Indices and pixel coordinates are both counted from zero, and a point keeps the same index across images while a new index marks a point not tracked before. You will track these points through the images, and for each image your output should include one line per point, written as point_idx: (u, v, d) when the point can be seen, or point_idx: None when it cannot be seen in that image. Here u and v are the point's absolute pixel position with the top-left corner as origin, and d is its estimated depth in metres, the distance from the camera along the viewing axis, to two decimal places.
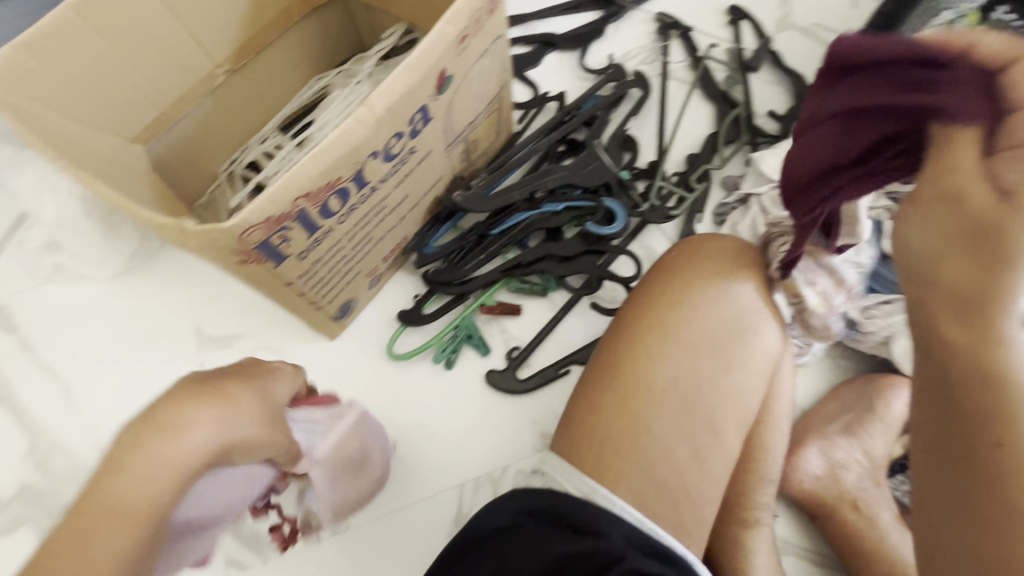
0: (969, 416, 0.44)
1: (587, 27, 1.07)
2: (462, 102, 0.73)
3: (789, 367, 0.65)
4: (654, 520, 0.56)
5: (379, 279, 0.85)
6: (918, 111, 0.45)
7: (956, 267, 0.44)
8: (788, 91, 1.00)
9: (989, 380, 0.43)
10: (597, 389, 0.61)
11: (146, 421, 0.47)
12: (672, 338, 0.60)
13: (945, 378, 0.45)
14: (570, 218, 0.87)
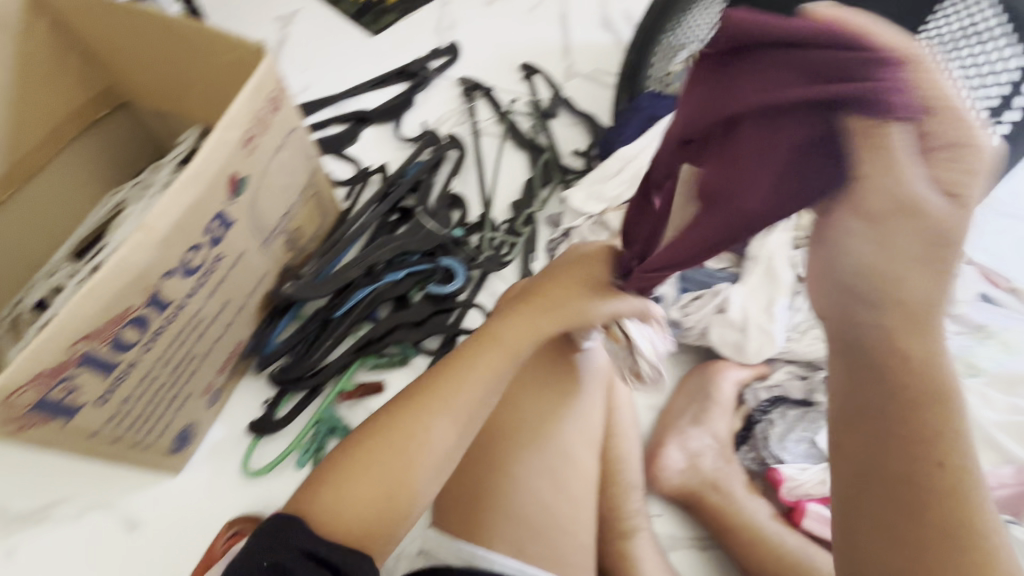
0: (899, 433, 0.42)
1: (397, 100, 1.13)
2: (266, 197, 0.72)
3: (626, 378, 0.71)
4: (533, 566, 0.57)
5: (220, 393, 0.79)
6: (727, 121, 0.45)
7: (915, 277, 0.40)
8: (585, 130, 1.13)
9: (917, 403, 0.42)
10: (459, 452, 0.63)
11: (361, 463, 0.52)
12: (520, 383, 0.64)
13: (890, 405, 0.42)
14: (413, 284, 0.88)
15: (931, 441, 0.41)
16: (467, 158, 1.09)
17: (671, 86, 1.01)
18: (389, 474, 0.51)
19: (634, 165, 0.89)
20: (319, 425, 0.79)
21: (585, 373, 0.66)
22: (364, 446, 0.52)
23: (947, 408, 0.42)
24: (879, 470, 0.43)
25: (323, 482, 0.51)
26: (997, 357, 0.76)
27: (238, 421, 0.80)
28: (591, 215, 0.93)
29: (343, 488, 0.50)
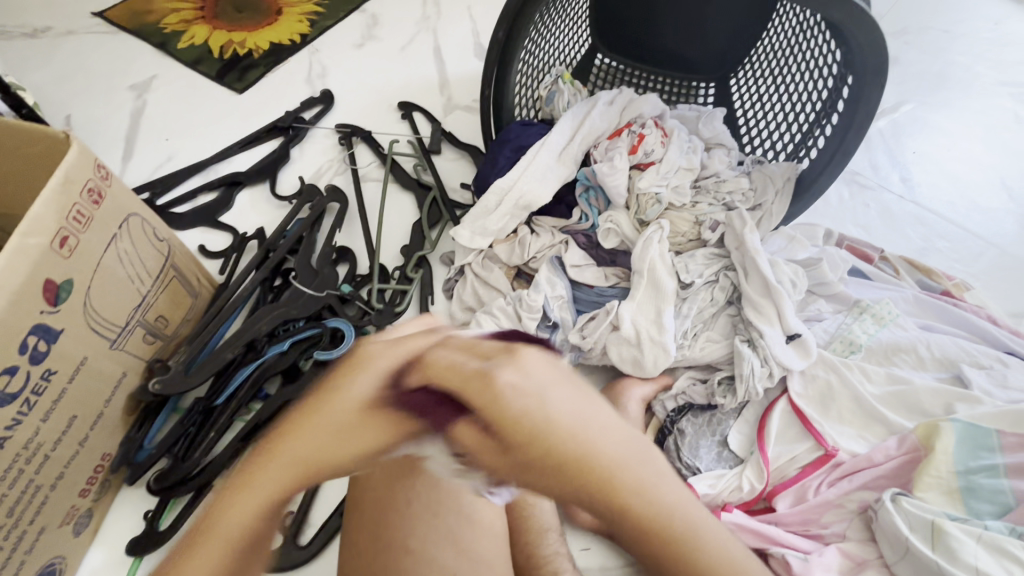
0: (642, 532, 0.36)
1: (270, 157, 1.08)
2: (106, 293, 0.66)
3: None
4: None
5: (90, 517, 0.70)
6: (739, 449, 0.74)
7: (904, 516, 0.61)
8: (470, 162, 1.12)
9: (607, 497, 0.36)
10: (353, 533, 0.59)
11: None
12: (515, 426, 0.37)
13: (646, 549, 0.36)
14: (299, 353, 0.82)
15: (676, 534, 0.36)
16: (351, 207, 1.05)
17: (541, 110, 1.02)
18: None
19: (513, 194, 0.88)
20: None
21: None
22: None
23: (697, 544, 0.36)
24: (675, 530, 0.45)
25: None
26: (872, 329, 0.79)
27: (117, 542, 0.72)
28: (480, 250, 0.90)
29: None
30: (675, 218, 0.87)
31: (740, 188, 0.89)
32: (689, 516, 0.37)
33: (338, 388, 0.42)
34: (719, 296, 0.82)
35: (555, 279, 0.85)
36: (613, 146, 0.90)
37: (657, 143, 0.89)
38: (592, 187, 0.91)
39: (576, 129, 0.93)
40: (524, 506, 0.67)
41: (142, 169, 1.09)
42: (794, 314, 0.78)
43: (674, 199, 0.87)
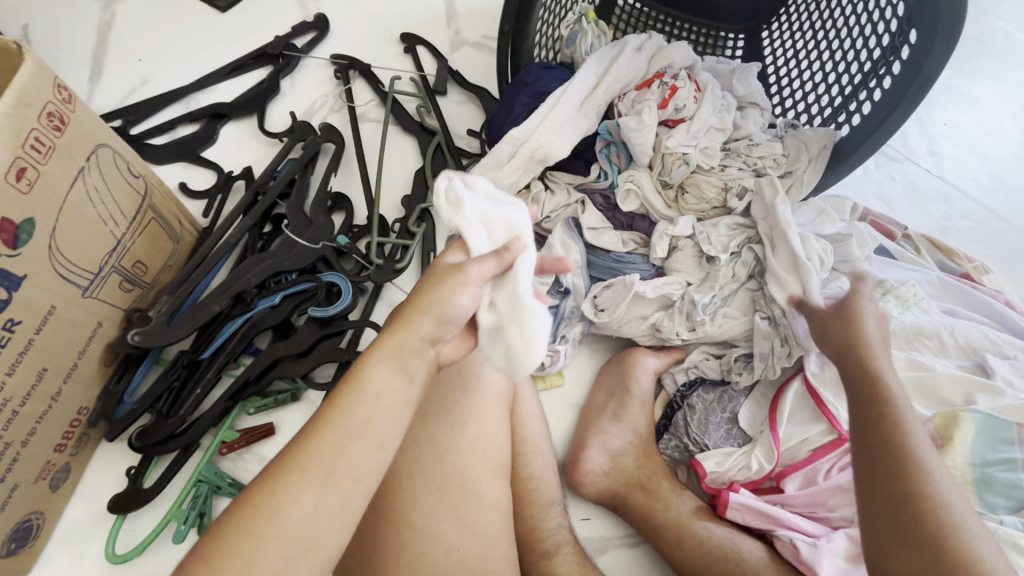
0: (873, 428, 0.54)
1: (257, 89, 0.97)
2: (76, 235, 0.59)
3: (527, 384, 0.68)
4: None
5: (69, 471, 0.66)
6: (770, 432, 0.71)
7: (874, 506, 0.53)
8: (478, 107, 1.03)
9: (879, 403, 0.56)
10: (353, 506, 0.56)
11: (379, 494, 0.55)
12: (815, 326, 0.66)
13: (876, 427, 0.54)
14: (292, 307, 0.77)
15: (890, 441, 0.52)
16: (348, 150, 0.96)
17: (561, 52, 0.92)
18: (321, 488, 0.41)
19: (529, 146, 0.81)
20: (194, 488, 0.68)
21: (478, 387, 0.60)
22: (288, 455, 0.42)
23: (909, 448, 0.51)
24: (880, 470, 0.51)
25: (223, 542, 0.38)
26: (895, 312, 0.76)
27: (100, 496, 0.68)
28: None
29: (363, 400, 0.44)
30: (702, 182, 0.81)
31: (772, 153, 0.83)
32: (913, 439, 0.52)
33: None
34: (741, 272, 0.77)
35: (569, 241, 0.79)
36: (641, 99, 0.82)
37: (689, 98, 0.82)
38: (613, 143, 0.84)
39: (601, 78, 0.84)
40: (528, 479, 0.64)
41: (113, 93, 0.98)
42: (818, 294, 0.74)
43: (702, 161, 0.81)
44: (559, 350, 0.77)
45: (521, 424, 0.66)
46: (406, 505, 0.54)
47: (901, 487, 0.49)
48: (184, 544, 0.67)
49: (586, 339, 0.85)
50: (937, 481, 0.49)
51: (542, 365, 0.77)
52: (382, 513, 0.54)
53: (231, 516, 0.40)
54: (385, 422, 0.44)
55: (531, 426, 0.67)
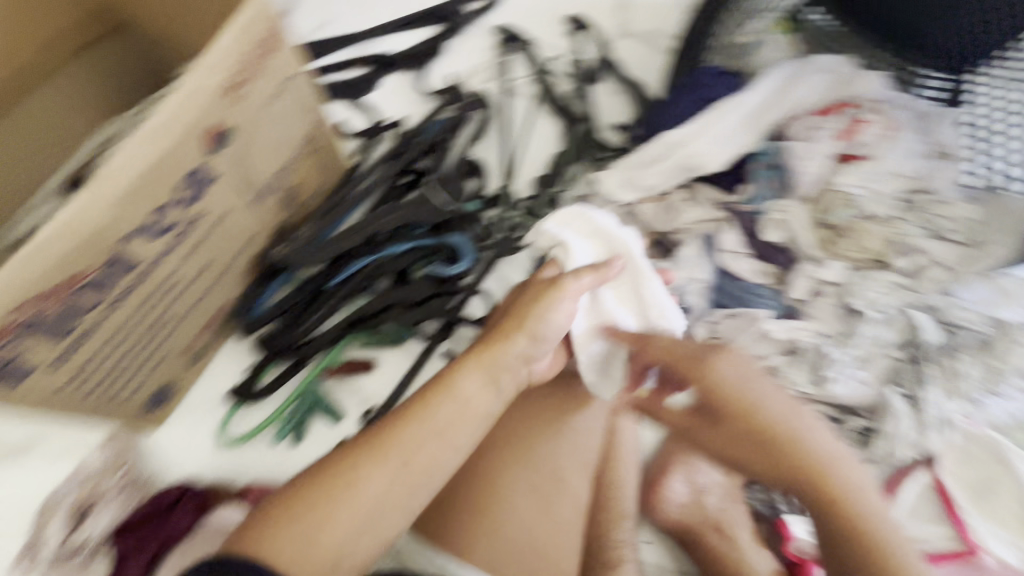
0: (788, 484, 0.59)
1: (424, 46, 1.01)
2: (258, 151, 0.65)
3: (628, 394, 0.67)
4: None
5: (203, 353, 0.75)
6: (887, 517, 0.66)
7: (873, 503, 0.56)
8: (630, 103, 1.01)
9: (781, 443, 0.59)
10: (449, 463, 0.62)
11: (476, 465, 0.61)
12: (737, 407, 0.61)
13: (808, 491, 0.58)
14: (415, 259, 0.80)
15: (830, 497, 0.57)
16: (495, 120, 0.97)
17: (736, 62, 0.86)
18: (393, 478, 0.48)
19: (680, 153, 0.78)
20: (300, 399, 0.76)
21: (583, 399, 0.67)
22: (377, 441, 0.50)
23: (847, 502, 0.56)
24: (829, 530, 0.56)
25: (301, 499, 0.46)
26: None
27: (223, 383, 0.77)
28: (623, 204, 0.82)
29: (451, 402, 0.53)
30: (866, 229, 0.73)
31: (961, 216, 0.73)
32: (835, 479, 0.57)
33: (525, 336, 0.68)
34: (890, 337, 0.69)
35: (701, 258, 0.76)
36: (818, 125, 0.77)
37: (875, 135, 0.75)
38: (773, 166, 0.78)
39: (777, 95, 0.79)
40: (610, 486, 0.63)
41: (301, 27, 1.06)
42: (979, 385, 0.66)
43: (874, 206, 0.73)
44: None
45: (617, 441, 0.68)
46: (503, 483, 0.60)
47: (876, 559, 0.53)
48: (280, 446, 0.74)
49: None
50: (869, 510, 0.56)
51: None
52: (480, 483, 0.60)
53: (297, 488, 0.47)
54: (449, 439, 0.52)
55: (627, 447, 0.68)
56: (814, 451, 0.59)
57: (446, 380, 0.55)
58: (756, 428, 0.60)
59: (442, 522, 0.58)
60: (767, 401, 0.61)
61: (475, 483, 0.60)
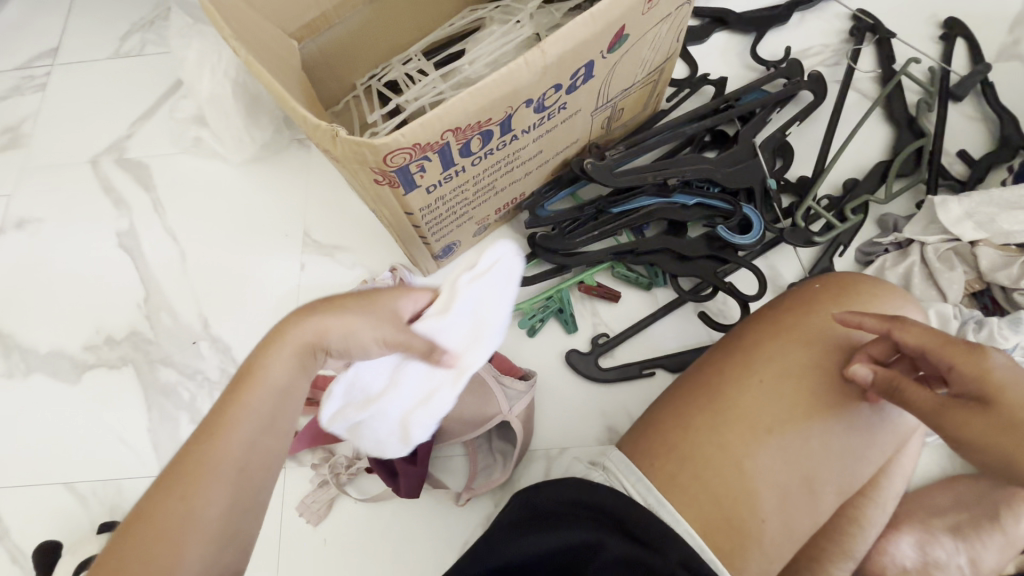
0: None
1: (769, 10, 0.95)
2: (626, 64, 0.67)
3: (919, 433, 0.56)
4: (719, 560, 0.51)
5: (486, 229, 0.84)
6: None
7: None
8: (989, 134, 0.86)
9: None
10: (683, 405, 0.55)
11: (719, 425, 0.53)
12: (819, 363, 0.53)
13: None
14: (699, 216, 0.80)
15: None
16: (819, 108, 0.90)
17: None
18: (237, 491, 0.45)
19: None
20: (549, 300, 0.82)
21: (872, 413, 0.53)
22: (211, 421, 0.46)
23: None
24: None
25: (142, 519, 0.43)
26: None
27: None
28: (955, 239, 0.72)
29: (268, 391, 0.47)
30: None
31: None
32: None
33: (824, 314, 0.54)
34: None
35: None
36: None
37: None
38: None
39: None
40: (850, 518, 0.56)
41: None
42: None
43: None
44: None
45: (881, 472, 0.55)
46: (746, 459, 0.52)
47: None
48: (521, 330, 0.82)
49: None
50: None
51: None
52: (715, 444, 0.53)
53: (121, 539, 0.43)
54: (291, 399, 0.48)
55: (887, 479, 0.56)
56: None
57: (257, 365, 0.47)
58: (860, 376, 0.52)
59: (663, 462, 0.54)
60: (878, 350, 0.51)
61: (709, 441, 0.53)
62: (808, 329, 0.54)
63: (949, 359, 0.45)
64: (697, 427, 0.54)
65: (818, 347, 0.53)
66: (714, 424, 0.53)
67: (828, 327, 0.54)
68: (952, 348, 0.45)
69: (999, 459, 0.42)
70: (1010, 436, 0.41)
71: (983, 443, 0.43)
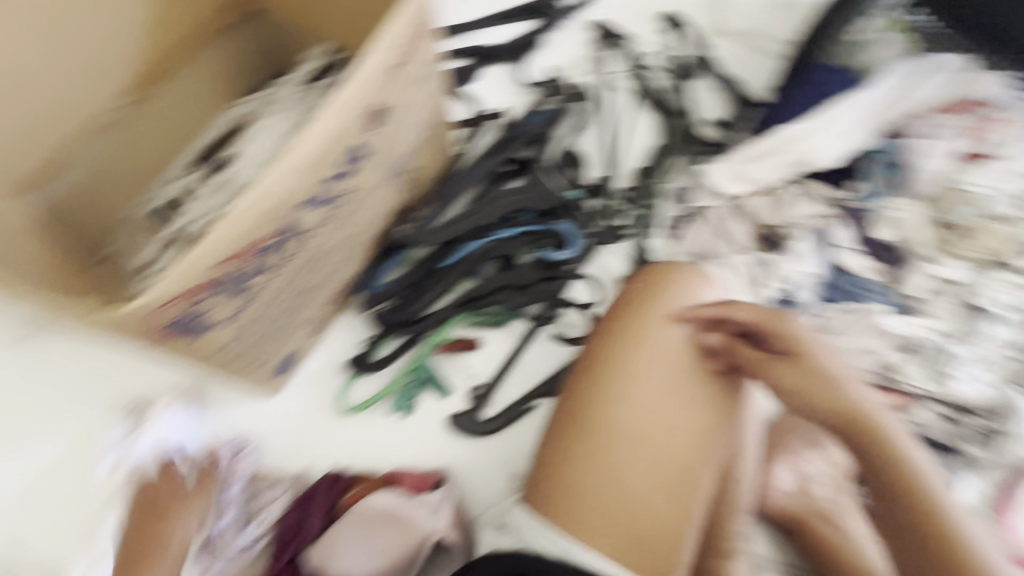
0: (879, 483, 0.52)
1: (523, 37, 1.02)
2: (402, 131, 0.67)
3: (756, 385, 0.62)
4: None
5: (321, 326, 0.78)
6: None
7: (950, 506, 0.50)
8: (726, 100, 0.99)
9: (861, 433, 0.51)
10: (560, 444, 0.56)
11: (597, 451, 0.54)
12: (657, 359, 0.57)
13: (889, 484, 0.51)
14: (523, 244, 0.83)
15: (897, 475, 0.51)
16: (593, 112, 0.98)
17: (849, 58, 0.85)
18: None
19: (798, 148, 0.79)
20: (410, 375, 0.78)
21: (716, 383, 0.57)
22: None
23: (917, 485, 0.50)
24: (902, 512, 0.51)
25: None
26: None
27: (336, 355, 0.80)
28: (730, 198, 0.83)
29: None
30: (990, 231, 0.72)
31: None
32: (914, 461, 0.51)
33: (648, 309, 0.59)
34: (1014, 338, 0.69)
35: (811, 253, 0.77)
36: (939, 121, 0.77)
37: (1009, 136, 0.74)
38: (890, 163, 0.78)
39: (897, 94, 0.78)
40: (733, 480, 0.60)
41: None
42: None
43: (999, 208, 0.72)
44: None
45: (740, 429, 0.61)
46: (627, 474, 0.54)
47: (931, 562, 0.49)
48: (394, 415, 0.77)
49: None
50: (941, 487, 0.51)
51: None
52: (596, 469, 0.54)
53: None
54: None
55: (746, 430, 0.63)
56: (830, 368, 0.53)
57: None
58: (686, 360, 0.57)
59: (560, 504, 0.54)
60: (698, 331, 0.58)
61: (592, 468, 0.54)
62: (642, 325, 0.58)
63: (772, 327, 0.55)
64: (579, 461, 0.55)
65: (655, 340, 0.58)
66: (592, 450, 0.55)
67: (658, 318, 0.58)
68: (771, 320, 0.55)
69: (800, 399, 0.53)
70: (806, 377, 0.53)
71: (790, 389, 0.53)
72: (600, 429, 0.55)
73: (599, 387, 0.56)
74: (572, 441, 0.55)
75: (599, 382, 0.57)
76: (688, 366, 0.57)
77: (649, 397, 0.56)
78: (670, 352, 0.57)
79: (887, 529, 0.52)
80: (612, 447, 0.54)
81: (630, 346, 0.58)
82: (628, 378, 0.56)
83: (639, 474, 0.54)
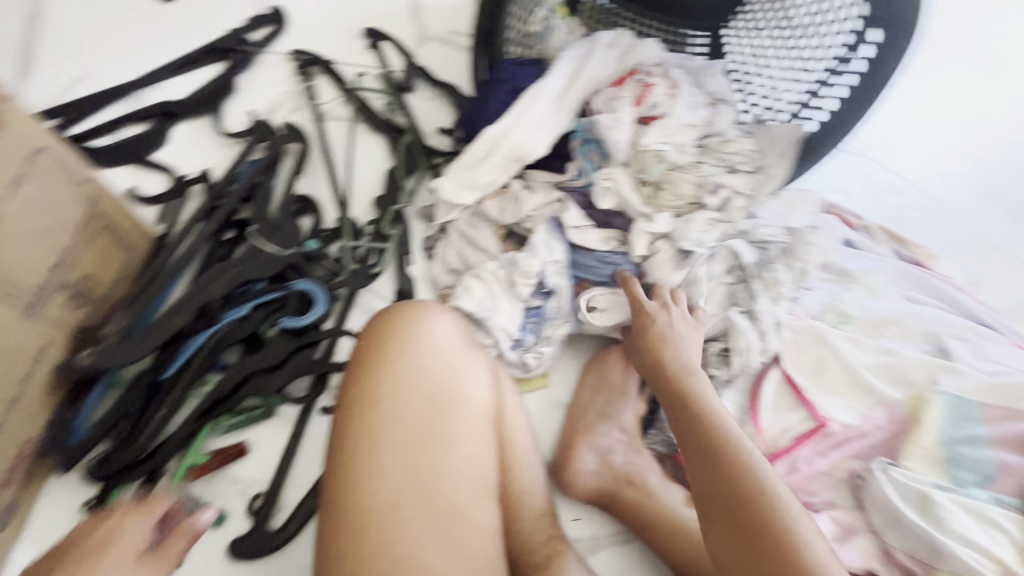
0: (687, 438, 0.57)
1: (210, 84, 0.92)
2: (16, 249, 0.57)
3: (511, 392, 0.66)
4: None
5: (14, 509, 0.61)
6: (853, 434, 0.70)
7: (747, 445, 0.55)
8: (447, 105, 0.98)
9: (679, 396, 0.62)
10: (323, 542, 0.50)
11: (361, 534, 0.49)
12: (403, 407, 0.55)
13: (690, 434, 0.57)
14: (262, 319, 0.72)
15: (703, 426, 0.57)
16: (314, 149, 0.91)
17: (532, 49, 0.89)
18: None
19: (505, 146, 0.81)
20: None
21: (466, 407, 0.58)
22: None
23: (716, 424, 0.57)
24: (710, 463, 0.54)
25: None
26: (863, 300, 0.80)
27: (49, 536, 0.62)
28: (466, 206, 0.82)
29: None
30: (679, 179, 0.81)
31: (743, 149, 0.84)
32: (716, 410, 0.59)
33: (383, 360, 0.57)
34: (719, 268, 0.79)
35: (554, 240, 0.79)
36: (615, 96, 0.82)
37: (663, 96, 0.83)
38: (590, 140, 0.84)
39: (575, 75, 0.84)
40: (518, 488, 0.64)
41: (49, 90, 0.91)
42: (790, 298, 0.79)
43: (677, 158, 0.81)
44: (544, 353, 0.77)
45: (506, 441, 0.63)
46: (399, 546, 0.49)
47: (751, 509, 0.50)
48: None
49: (571, 339, 0.84)
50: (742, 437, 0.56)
51: (526, 367, 0.77)
52: (365, 555, 0.48)
53: None
54: None
55: (517, 440, 0.65)
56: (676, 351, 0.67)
57: None
58: (431, 397, 0.56)
59: None
60: (436, 363, 0.58)
61: (359, 557, 0.48)
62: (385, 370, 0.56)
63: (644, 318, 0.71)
64: (345, 554, 0.49)
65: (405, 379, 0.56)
66: (355, 535, 0.49)
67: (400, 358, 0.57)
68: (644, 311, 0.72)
69: (654, 373, 0.66)
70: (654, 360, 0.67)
71: (656, 371, 0.66)
72: (359, 507, 0.50)
73: (349, 462, 0.52)
74: (334, 532, 0.50)
75: (347, 454, 0.53)
76: (436, 401, 0.56)
77: (403, 451, 0.53)
78: (415, 394, 0.56)
79: (705, 490, 0.53)
80: (376, 521, 0.50)
81: (371, 403, 0.55)
82: (376, 438, 0.53)
83: (412, 540, 0.49)
